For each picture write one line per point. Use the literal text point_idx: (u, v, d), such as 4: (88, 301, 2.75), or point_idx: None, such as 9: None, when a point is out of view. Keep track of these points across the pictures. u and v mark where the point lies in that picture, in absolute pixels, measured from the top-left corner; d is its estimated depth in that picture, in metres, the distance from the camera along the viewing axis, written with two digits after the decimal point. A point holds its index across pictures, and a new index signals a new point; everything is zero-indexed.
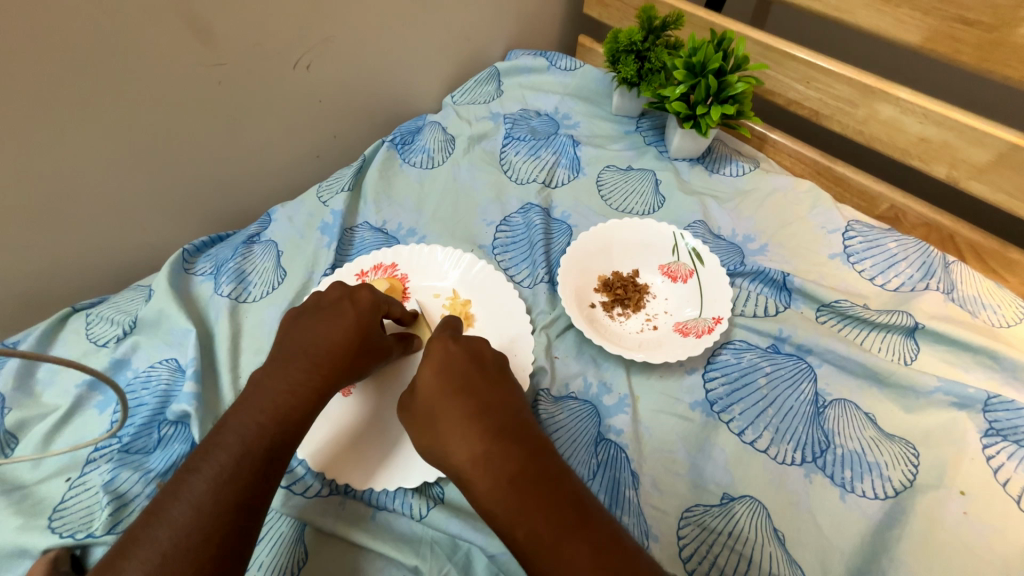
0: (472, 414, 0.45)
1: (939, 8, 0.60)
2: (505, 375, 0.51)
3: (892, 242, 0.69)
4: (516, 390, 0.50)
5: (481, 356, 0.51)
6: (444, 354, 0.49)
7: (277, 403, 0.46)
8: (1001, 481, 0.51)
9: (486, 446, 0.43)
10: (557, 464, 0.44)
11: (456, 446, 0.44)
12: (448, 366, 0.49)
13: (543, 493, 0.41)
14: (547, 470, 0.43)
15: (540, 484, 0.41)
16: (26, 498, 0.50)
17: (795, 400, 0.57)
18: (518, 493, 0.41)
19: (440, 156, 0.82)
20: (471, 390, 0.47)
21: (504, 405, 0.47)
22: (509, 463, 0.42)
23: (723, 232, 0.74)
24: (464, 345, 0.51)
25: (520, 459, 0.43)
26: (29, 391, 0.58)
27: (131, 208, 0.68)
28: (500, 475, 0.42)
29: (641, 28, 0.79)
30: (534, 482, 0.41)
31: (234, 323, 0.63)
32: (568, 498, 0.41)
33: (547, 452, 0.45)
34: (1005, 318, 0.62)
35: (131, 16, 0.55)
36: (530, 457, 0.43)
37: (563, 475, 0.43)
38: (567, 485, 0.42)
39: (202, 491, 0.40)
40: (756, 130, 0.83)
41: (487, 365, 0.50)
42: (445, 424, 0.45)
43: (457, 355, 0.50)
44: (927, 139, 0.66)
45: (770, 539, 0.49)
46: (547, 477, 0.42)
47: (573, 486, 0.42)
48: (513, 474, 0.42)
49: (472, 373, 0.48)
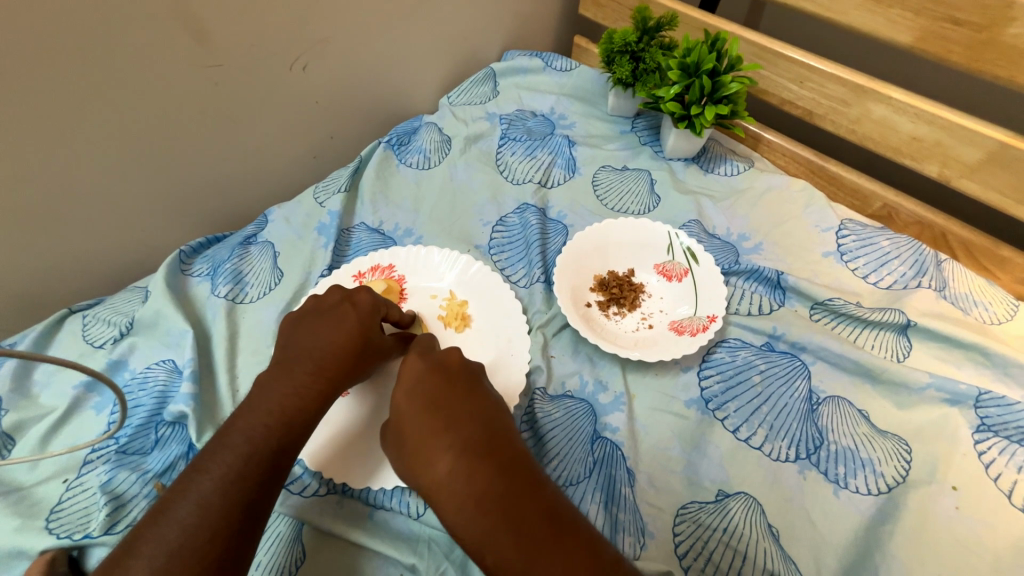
0: (439, 433, 0.45)
1: (929, 8, 0.60)
2: (480, 384, 0.51)
3: (885, 241, 0.69)
4: (492, 399, 0.50)
5: (452, 369, 0.51)
6: (413, 373, 0.50)
7: (282, 405, 0.47)
8: (992, 476, 0.51)
9: (452, 466, 0.43)
10: (530, 476, 0.43)
11: (425, 468, 0.44)
12: (417, 384, 0.49)
13: (511, 513, 0.40)
14: (516, 485, 0.42)
15: (508, 502, 0.41)
16: (23, 500, 0.50)
17: (790, 397, 0.57)
18: (483, 516, 0.40)
19: (436, 156, 0.82)
20: (438, 407, 0.47)
21: (474, 419, 0.46)
22: (475, 483, 0.42)
23: (718, 231, 0.74)
24: (435, 359, 0.51)
25: (486, 477, 0.42)
26: (25, 393, 0.58)
27: (128, 209, 0.69)
28: (467, 496, 0.42)
29: (636, 28, 0.80)
30: (501, 501, 0.41)
31: (231, 323, 0.64)
32: (538, 515, 0.40)
33: (519, 465, 0.43)
34: (997, 315, 0.62)
35: (127, 18, 0.56)
36: (499, 474, 0.42)
37: (535, 489, 0.42)
38: (538, 500, 0.41)
39: (209, 491, 0.40)
40: (751, 130, 0.83)
41: (458, 378, 0.50)
42: (414, 444, 0.46)
43: (424, 372, 0.50)
44: (919, 138, 0.67)
45: (765, 535, 0.49)
46: (514, 495, 0.41)
47: (546, 500, 0.41)
48: (479, 494, 0.41)
49: (439, 388, 0.49)
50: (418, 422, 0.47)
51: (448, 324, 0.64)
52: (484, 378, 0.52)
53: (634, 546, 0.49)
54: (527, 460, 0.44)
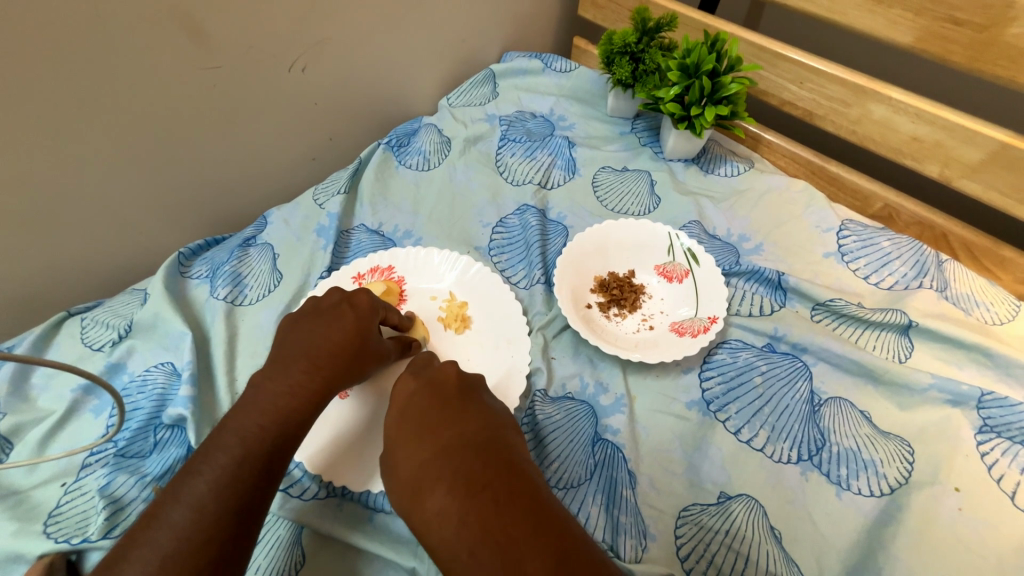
0: (431, 466, 0.44)
1: (929, 9, 0.60)
2: (476, 406, 0.49)
3: (886, 241, 0.69)
4: (489, 422, 0.47)
5: (446, 391, 0.50)
6: (404, 396, 0.50)
7: (277, 404, 0.46)
8: (995, 478, 0.51)
9: (443, 504, 0.41)
10: (529, 509, 0.40)
11: (417, 507, 0.43)
12: (409, 412, 0.49)
13: (507, 556, 0.37)
14: (513, 523, 0.39)
15: (504, 544, 0.38)
16: (21, 504, 0.50)
17: (791, 399, 0.57)
18: (478, 560, 0.38)
19: (436, 157, 0.82)
20: (430, 434, 0.46)
21: (467, 448, 0.44)
22: (467, 523, 0.39)
23: (718, 232, 0.74)
24: (427, 379, 0.51)
25: (479, 516, 0.39)
26: (23, 396, 0.58)
27: (126, 211, 0.68)
28: (460, 539, 0.39)
29: (636, 29, 0.80)
30: (496, 542, 0.38)
31: (230, 325, 0.63)
32: (538, 554, 0.37)
33: (517, 497, 0.40)
34: (998, 316, 0.62)
35: (125, 19, 0.55)
36: (493, 511, 0.39)
37: (533, 524, 0.38)
38: (537, 538, 0.38)
39: (203, 493, 0.40)
40: (751, 130, 0.83)
41: (450, 403, 0.49)
42: (407, 479, 0.44)
43: (416, 395, 0.50)
44: (919, 139, 0.67)
45: (767, 538, 0.49)
46: (510, 532, 0.38)
47: (548, 535, 0.38)
48: (471, 537, 0.39)
49: (429, 414, 0.48)
50: (410, 455, 0.45)
51: (447, 325, 0.64)
52: (484, 390, 0.52)
53: (636, 548, 0.48)
54: (526, 491, 0.41)
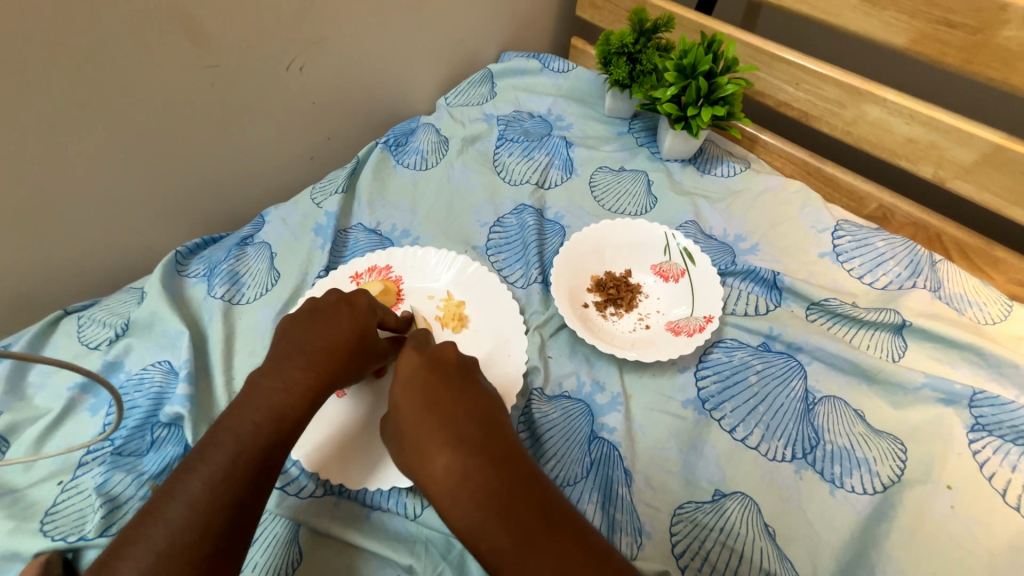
0: (436, 428, 0.45)
1: (923, 11, 0.61)
2: (476, 381, 0.50)
3: (880, 241, 0.70)
4: (489, 395, 0.49)
5: (449, 360, 0.51)
6: (408, 368, 0.50)
7: (272, 402, 0.47)
8: (987, 475, 0.51)
9: (447, 460, 0.43)
10: (528, 471, 0.42)
11: (422, 462, 0.44)
12: (416, 378, 0.49)
13: (506, 506, 0.39)
14: (514, 480, 0.41)
15: (506, 497, 0.40)
16: (18, 502, 0.50)
17: (786, 397, 0.58)
18: (480, 509, 0.40)
19: (433, 157, 0.82)
20: (435, 399, 0.47)
21: (471, 415, 0.46)
22: (472, 477, 0.41)
23: (714, 232, 0.74)
24: (430, 355, 0.51)
25: (484, 472, 0.41)
26: (20, 394, 0.58)
27: (123, 209, 0.68)
28: (464, 490, 0.41)
29: (633, 30, 0.80)
30: (498, 495, 0.40)
31: (227, 324, 0.63)
32: (536, 509, 0.39)
33: (517, 461, 0.43)
34: (991, 315, 0.63)
35: (123, 18, 0.56)
36: (494, 466, 0.42)
37: (532, 484, 0.41)
38: (535, 495, 0.40)
39: (197, 491, 0.40)
40: (747, 131, 0.84)
41: (454, 373, 0.50)
42: (413, 438, 0.46)
43: (421, 364, 0.50)
44: (914, 140, 0.67)
45: (762, 535, 0.49)
46: (512, 488, 0.41)
47: (545, 494, 0.41)
48: (475, 489, 0.41)
49: (435, 380, 0.48)
50: (416, 416, 0.46)
51: (445, 324, 0.64)
52: (477, 372, 0.52)
53: (631, 545, 0.49)
54: (524, 457, 0.44)
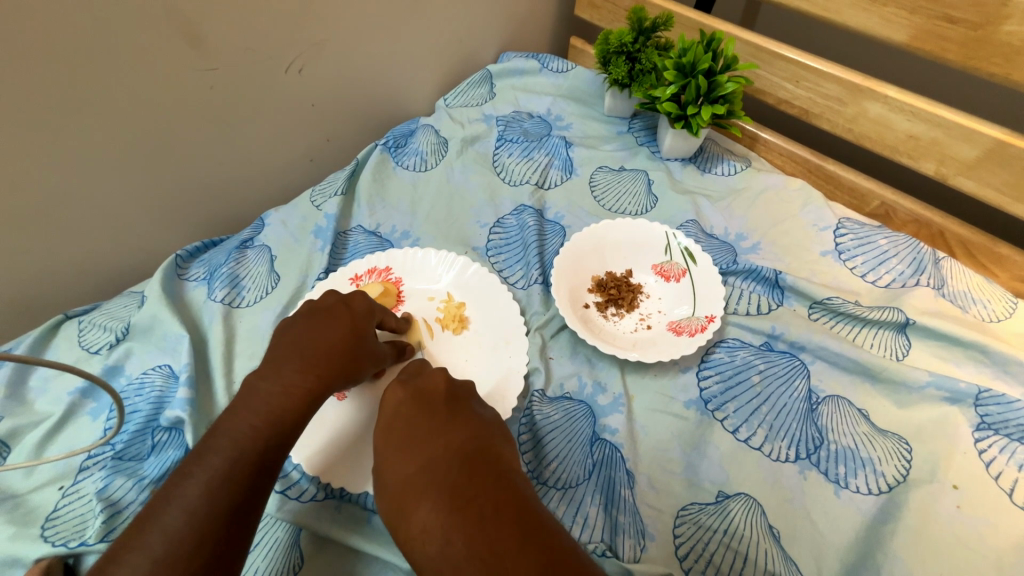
0: (418, 480, 0.43)
1: (924, 7, 0.60)
2: (465, 421, 0.48)
3: (883, 239, 0.69)
4: (477, 435, 0.47)
5: (434, 400, 0.50)
6: (393, 403, 0.51)
7: (270, 404, 0.46)
8: (993, 475, 0.51)
9: (428, 517, 0.41)
10: (516, 521, 0.39)
11: (404, 523, 0.42)
12: (397, 422, 0.49)
13: (492, 566, 0.36)
14: (500, 535, 0.38)
15: (489, 557, 0.37)
16: (18, 508, 0.50)
17: (789, 397, 0.57)
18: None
19: (433, 158, 0.82)
20: (417, 447, 0.46)
21: (455, 461, 0.44)
22: (452, 538, 0.39)
23: (715, 231, 0.74)
24: (415, 388, 0.51)
25: (464, 531, 0.39)
26: (21, 399, 0.58)
27: (124, 213, 0.68)
28: (446, 554, 0.38)
29: (632, 29, 0.80)
30: (479, 556, 0.37)
31: (228, 328, 0.63)
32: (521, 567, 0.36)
33: (503, 511, 0.40)
34: (996, 313, 0.62)
35: (122, 22, 0.55)
36: (477, 522, 0.39)
37: (520, 537, 0.38)
38: (524, 551, 0.37)
39: (195, 496, 0.40)
40: (748, 129, 0.83)
41: (437, 414, 0.49)
42: (393, 495, 0.44)
43: (404, 407, 0.50)
44: (916, 137, 0.67)
45: (766, 536, 0.49)
46: (499, 547, 0.37)
47: (532, 546, 0.37)
48: (455, 552, 0.38)
49: (417, 426, 0.48)
50: (398, 469, 0.45)
51: (445, 326, 0.64)
52: (475, 399, 0.52)
53: (635, 548, 0.48)
54: (512, 504, 0.40)
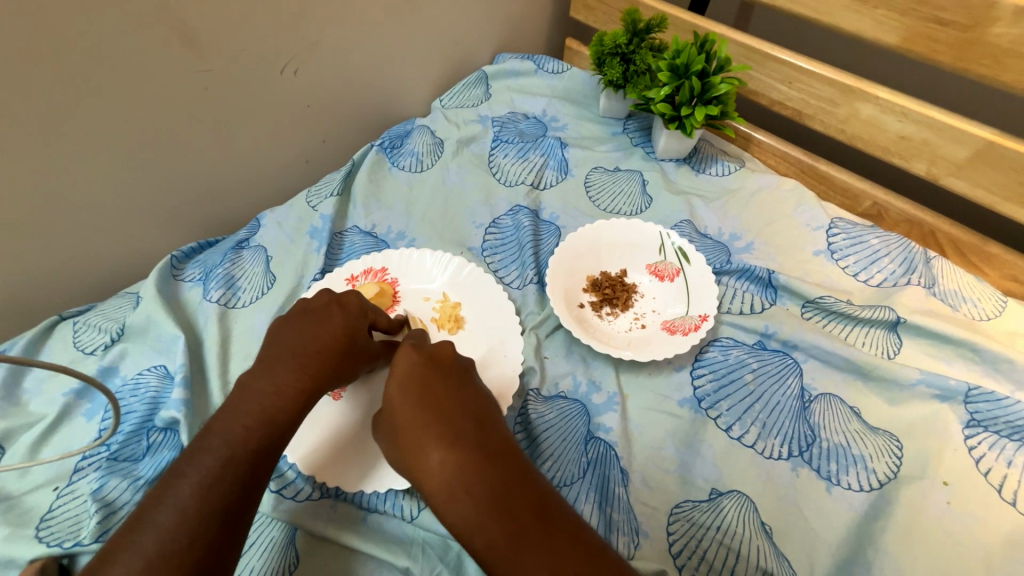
0: (432, 424, 0.45)
1: (914, 9, 0.61)
2: (473, 383, 0.50)
3: (874, 239, 0.70)
4: (483, 396, 0.49)
5: (444, 359, 0.51)
6: (404, 365, 0.49)
7: (263, 404, 0.47)
8: (983, 471, 0.51)
9: (441, 454, 0.43)
10: (519, 469, 0.42)
11: (416, 457, 0.44)
12: (411, 374, 0.49)
13: (502, 502, 0.40)
14: (508, 476, 0.41)
15: (500, 492, 0.40)
16: (13, 509, 0.49)
17: (782, 395, 0.58)
18: (474, 503, 0.40)
19: (428, 159, 0.82)
20: (431, 394, 0.47)
21: (466, 414, 0.46)
22: (466, 473, 0.41)
23: (709, 231, 0.75)
24: (429, 354, 0.50)
25: (478, 467, 0.42)
26: (15, 400, 0.58)
27: (119, 214, 0.68)
28: (459, 485, 0.41)
29: (627, 30, 0.80)
30: (491, 489, 0.40)
31: (223, 328, 0.63)
32: (527, 505, 0.40)
33: (509, 459, 0.43)
34: (986, 312, 0.63)
35: (117, 23, 0.56)
36: (489, 463, 0.42)
37: (525, 482, 0.41)
38: (527, 493, 0.41)
39: (187, 496, 0.40)
40: (741, 130, 0.84)
41: (449, 371, 0.50)
42: (406, 433, 0.46)
43: (417, 358, 0.50)
44: (907, 137, 0.68)
45: (758, 533, 0.49)
46: (509, 485, 0.41)
47: (537, 489, 0.41)
48: (469, 483, 0.41)
49: (431, 375, 0.49)
50: (411, 415, 0.46)
51: (441, 326, 0.64)
52: (475, 373, 0.52)
53: (629, 545, 0.49)
54: (517, 454, 0.44)
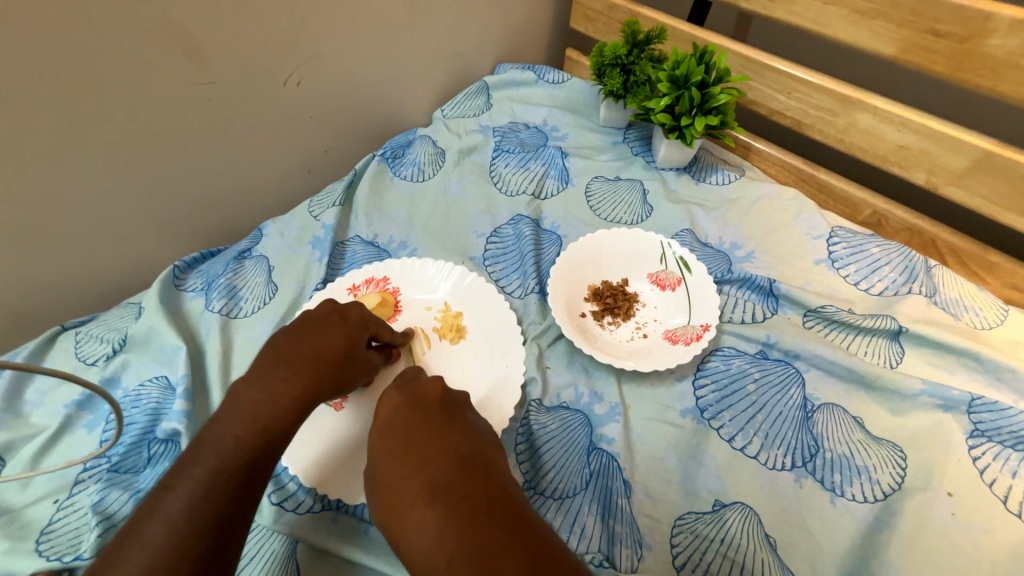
0: (411, 480, 0.44)
1: (911, 21, 0.62)
2: (460, 425, 0.49)
3: (875, 248, 0.70)
4: (472, 438, 0.48)
5: (431, 407, 0.50)
6: (388, 411, 0.50)
7: (256, 413, 0.47)
8: (987, 482, 0.51)
9: (421, 515, 0.41)
10: (506, 522, 0.40)
11: (396, 519, 0.43)
12: (394, 425, 0.49)
13: (485, 566, 0.37)
14: (492, 535, 0.39)
15: (483, 554, 0.38)
16: (13, 522, 0.49)
17: (784, 405, 0.57)
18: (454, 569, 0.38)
19: (430, 169, 0.83)
20: (414, 448, 0.46)
21: (450, 463, 0.45)
22: (446, 534, 0.39)
23: (710, 239, 0.75)
24: (411, 397, 0.51)
25: (460, 528, 0.40)
26: (16, 411, 0.58)
27: (123, 224, 0.69)
28: (439, 550, 0.39)
29: (626, 42, 0.81)
30: (473, 552, 0.38)
31: (224, 338, 0.63)
32: (513, 563, 0.37)
33: (493, 512, 0.40)
34: (987, 320, 0.63)
35: (121, 36, 0.56)
36: (471, 521, 0.40)
37: (513, 538, 0.38)
38: (515, 550, 0.38)
39: (176, 509, 0.39)
40: (741, 139, 0.84)
41: (433, 419, 0.49)
42: (386, 492, 0.45)
43: (400, 409, 0.50)
44: (906, 147, 0.68)
45: (763, 546, 0.49)
46: (494, 545, 0.38)
47: (526, 542, 0.38)
48: (449, 548, 0.39)
49: (415, 429, 0.48)
50: (392, 472, 0.45)
51: (443, 336, 0.64)
52: (469, 408, 0.53)
53: (632, 558, 0.48)
54: (504, 504, 0.41)
